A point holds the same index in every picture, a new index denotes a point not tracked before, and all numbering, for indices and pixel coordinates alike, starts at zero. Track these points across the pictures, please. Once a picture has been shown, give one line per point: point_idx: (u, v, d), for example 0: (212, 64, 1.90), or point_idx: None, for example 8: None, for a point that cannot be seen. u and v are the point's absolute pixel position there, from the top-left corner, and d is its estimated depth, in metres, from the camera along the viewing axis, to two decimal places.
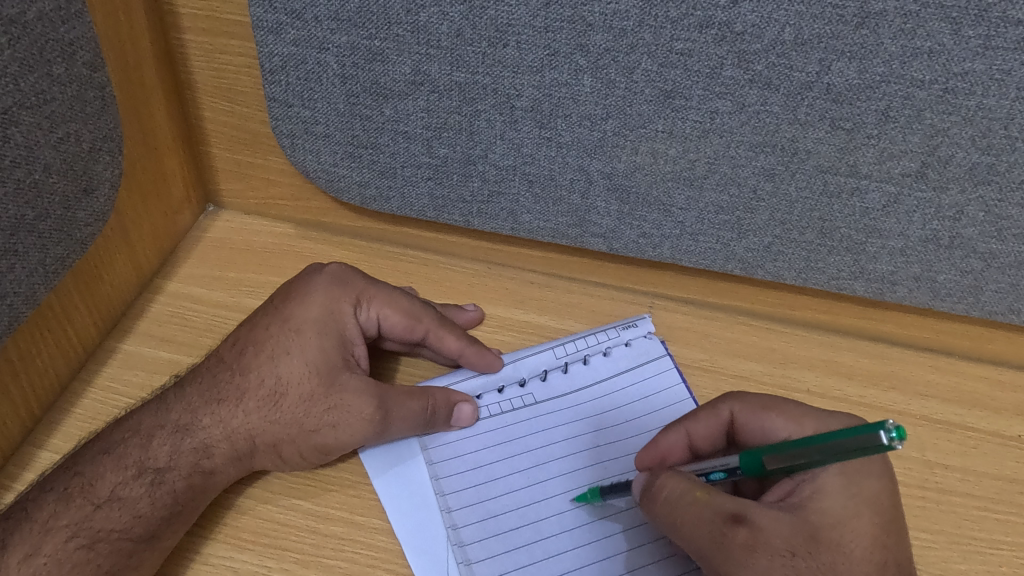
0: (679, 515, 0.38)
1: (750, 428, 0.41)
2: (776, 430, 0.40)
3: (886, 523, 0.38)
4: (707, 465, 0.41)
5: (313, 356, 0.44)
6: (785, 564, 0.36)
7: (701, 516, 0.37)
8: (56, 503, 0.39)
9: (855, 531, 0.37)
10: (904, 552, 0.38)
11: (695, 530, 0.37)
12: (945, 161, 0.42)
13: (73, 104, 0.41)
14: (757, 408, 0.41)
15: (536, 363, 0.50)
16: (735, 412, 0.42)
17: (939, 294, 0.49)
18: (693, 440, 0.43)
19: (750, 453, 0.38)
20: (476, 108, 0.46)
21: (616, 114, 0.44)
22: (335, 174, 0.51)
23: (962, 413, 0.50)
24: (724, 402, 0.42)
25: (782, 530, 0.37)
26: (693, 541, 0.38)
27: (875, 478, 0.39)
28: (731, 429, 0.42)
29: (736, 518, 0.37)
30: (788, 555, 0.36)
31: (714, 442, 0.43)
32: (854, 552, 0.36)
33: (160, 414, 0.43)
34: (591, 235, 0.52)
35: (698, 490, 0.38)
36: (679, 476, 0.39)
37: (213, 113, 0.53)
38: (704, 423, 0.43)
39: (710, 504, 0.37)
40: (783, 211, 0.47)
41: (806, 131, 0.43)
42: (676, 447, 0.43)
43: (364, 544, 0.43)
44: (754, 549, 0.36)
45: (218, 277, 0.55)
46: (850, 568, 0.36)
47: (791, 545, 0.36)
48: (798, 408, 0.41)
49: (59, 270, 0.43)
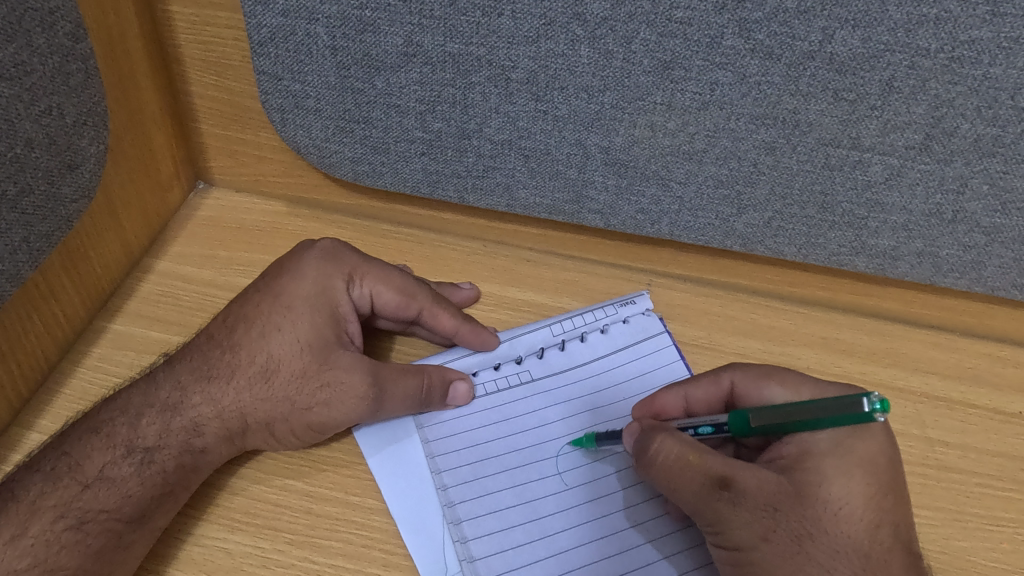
0: (670, 478, 0.38)
1: (748, 397, 0.41)
2: (774, 399, 0.40)
3: (880, 484, 0.37)
4: (696, 420, 0.41)
5: (305, 332, 0.43)
6: (766, 519, 0.36)
7: (692, 479, 0.37)
8: (42, 483, 0.39)
9: (845, 490, 0.36)
10: (901, 514, 0.37)
11: (686, 491, 0.37)
12: (950, 132, 0.41)
13: (55, 76, 0.40)
14: (759, 375, 0.41)
15: (533, 341, 0.49)
16: (735, 381, 0.42)
17: (942, 270, 0.48)
18: (690, 405, 0.43)
19: (739, 410, 0.38)
20: (470, 80, 0.45)
21: (614, 86, 0.43)
22: (327, 149, 0.50)
23: (962, 390, 0.50)
24: (725, 371, 0.42)
25: (767, 487, 0.36)
26: (686, 500, 0.38)
27: (873, 439, 0.38)
28: (730, 399, 0.42)
29: (723, 482, 0.36)
30: (770, 510, 0.36)
31: (714, 410, 0.43)
32: (841, 510, 0.36)
33: (149, 392, 0.42)
34: (588, 212, 0.51)
35: (691, 453, 0.37)
36: (676, 437, 0.38)
37: (201, 87, 0.52)
38: (704, 387, 0.42)
39: (700, 469, 0.37)
40: (783, 185, 0.46)
41: (809, 103, 0.42)
42: (673, 409, 0.43)
43: (359, 524, 0.42)
44: (738, 506, 0.36)
45: (209, 256, 0.54)
46: (835, 526, 0.36)
47: (774, 501, 0.36)
48: (797, 377, 0.41)
49: (44, 248, 0.42)
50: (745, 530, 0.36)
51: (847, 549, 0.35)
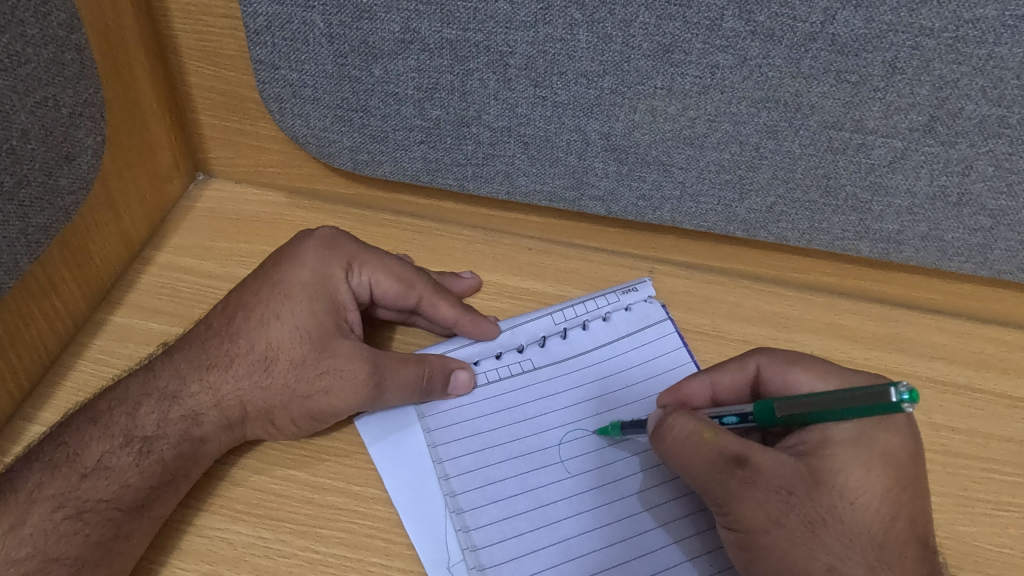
0: (684, 455, 0.38)
1: (774, 381, 0.41)
2: (798, 384, 0.40)
3: (900, 476, 0.36)
4: (721, 410, 0.40)
5: (304, 320, 0.43)
6: (779, 502, 0.36)
7: (707, 456, 0.37)
8: (41, 473, 0.39)
9: (863, 480, 0.36)
10: (920, 507, 0.36)
11: (698, 468, 0.37)
12: (955, 113, 0.41)
13: (50, 66, 0.40)
14: (785, 360, 0.40)
15: (534, 330, 0.49)
16: (761, 365, 0.41)
17: (947, 254, 0.48)
18: (717, 392, 0.42)
19: (763, 400, 0.37)
20: (468, 67, 0.44)
21: (613, 70, 0.43)
22: (325, 138, 0.50)
23: (968, 374, 0.49)
24: (751, 356, 0.42)
25: (782, 470, 0.36)
26: (697, 477, 0.37)
27: (895, 431, 0.37)
28: (756, 384, 0.42)
29: (739, 459, 0.36)
30: (784, 493, 0.36)
31: (740, 397, 0.42)
32: (858, 500, 0.35)
33: (148, 382, 0.42)
34: (588, 199, 0.51)
35: (707, 431, 0.37)
36: (692, 416, 0.38)
37: (199, 77, 0.52)
38: (730, 373, 0.42)
39: (716, 446, 0.37)
40: (786, 169, 0.46)
41: (811, 85, 0.41)
42: (699, 397, 0.42)
43: (361, 513, 0.42)
44: (752, 486, 0.36)
45: (208, 247, 0.54)
46: (850, 515, 0.35)
47: (789, 484, 0.36)
48: (824, 365, 0.40)
49: (42, 240, 0.42)
50: (757, 512, 0.36)
51: (861, 539, 0.35)
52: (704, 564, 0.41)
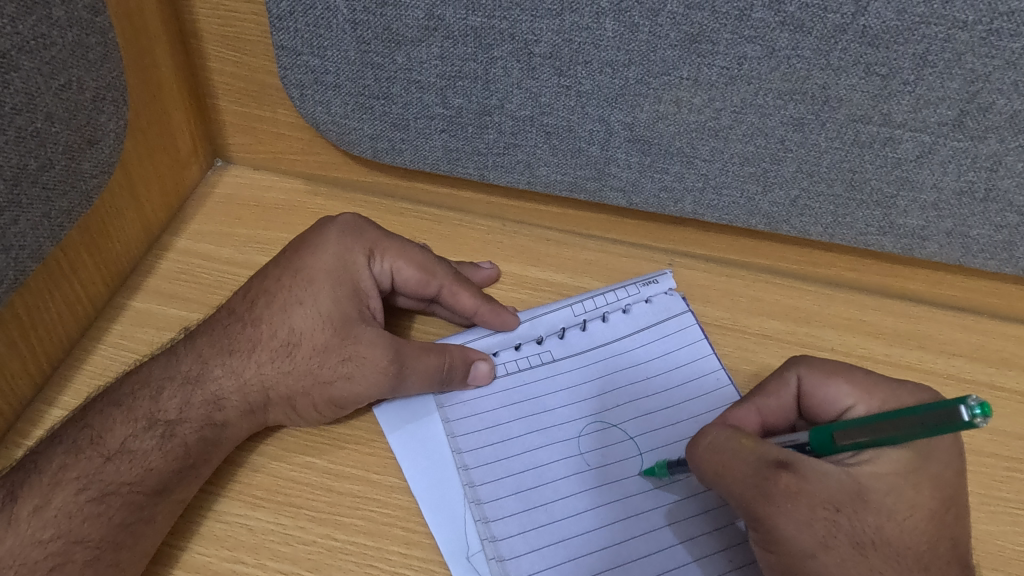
0: (721, 461, 0.37)
1: (814, 396, 0.40)
2: (840, 396, 0.39)
3: (945, 499, 0.36)
4: (778, 439, 0.39)
5: (327, 306, 0.43)
6: (827, 519, 0.35)
7: (746, 461, 0.36)
8: (65, 455, 0.39)
9: (912, 503, 0.35)
10: (959, 529, 0.36)
11: (737, 475, 0.36)
12: (985, 108, 0.40)
13: (74, 49, 0.40)
14: (824, 372, 0.40)
15: (554, 320, 0.49)
16: (801, 376, 0.41)
17: (972, 251, 0.47)
18: (766, 418, 0.41)
19: (819, 428, 0.36)
20: (492, 55, 0.44)
21: (639, 60, 0.42)
22: (346, 126, 0.50)
23: (990, 372, 0.49)
24: (790, 369, 0.41)
25: (828, 484, 0.35)
26: (734, 485, 0.36)
27: (943, 454, 0.37)
28: (799, 400, 0.41)
29: (782, 464, 0.36)
30: (831, 509, 0.35)
31: (787, 418, 0.41)
32: (905, 521, 0.35)
33: (171, 366, 0.42)
34: (610, 189, 0.51)
35: (744, 437, 0.37)
36: (727, 427, 0.38)
37: (219, 63, 0.51)
38: (773, 396, 0.41)
39: (754, 451, 0.36)
40: (811, 162, 0.45)
41: (839, 78, 0.41)
42: (750, 425, 0.41)
43: (381, 502, 0.42)
44: (798, 497, 0.35)
45: (227, 233, 0.54)
46: (897, 535, 0.35)
47: (836, 501, 0.35)
48: (867, 376, 0.40)
49: (65, 224, 0.42)
50: (804, 532, 0.34)
51: (907, 559, 0.34)
52: (720, 561, 0.40)
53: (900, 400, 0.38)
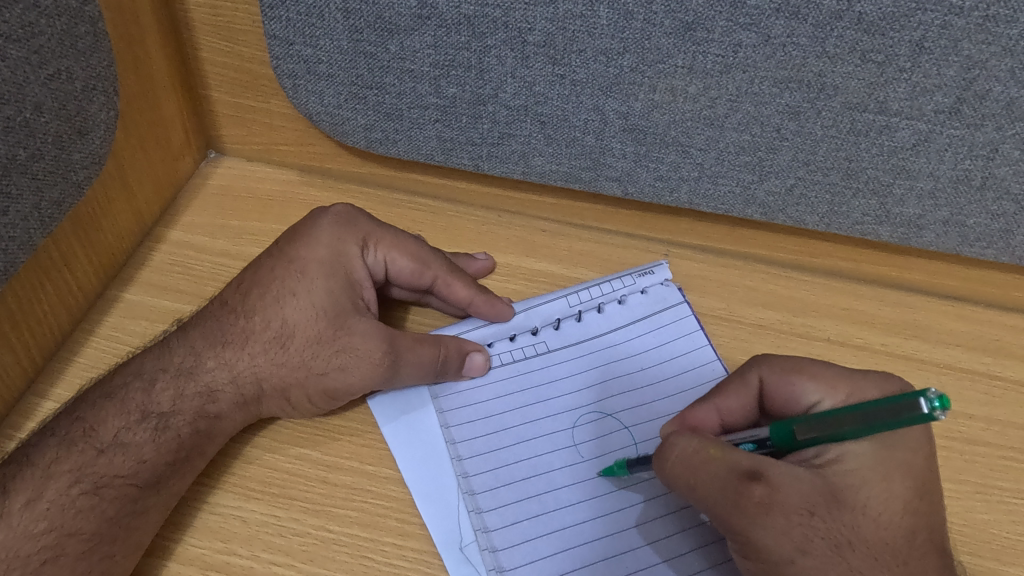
0: (692, 475, 0.36)
1: (779, 393, 0.39)
2: (806, 395, 0.38)
3: (919, 488, 0.36)
4: (738, 436, 0.39)
5: (320, 297, 0.43)
6: (803, 525, 0.34)
7: (716, 473, 0.36)
8: (57, 448, 0.39)
9: (885, 495, 0.35)
10: (935, 516, 0.36)
11: (709, 489, 0.36)
12: (982, 95, 0.40)
13: (63, 38, 0.40)
14: (787, 370, 0.39)
15: (549, 312, 0.49)
16: (763, 378, 0.40)
17: (968, 240, 0.47)
18: (725, 418, 0.41)
19: (780, 422, 0.37)
20: (486, 43, 0.44)
21: (634, 48, 0.42)
22: (339, 116, 0.49)
23: (986, 362, 0.49)
24: (750, 369, 0.40)
25: (800, 488, 0.35)
26: (708, 499, 0.36)
27: (910, 440, 0.37)
28: (762, 398, 0.40)
29: (752, 475, 0.35)
30: (806, 514, 0.34)
31: (748, 419, 0.41)
32: (881, 516, 0.35)
33: (163, 358, 0.42)
34: (605, 179, 0.50)
35: (712, 448, 0.36)
36: (694, 435, 0.37)
37: (212, 53, 0.51)
38: (734, 395, 0.40)
39: (724, 463, 0.36)
40: (807, 151, 0.45)
41: (835, 65, 0.40)
42: (709, 425, 0.40)
43: (375, 493, 0.42)
44: (771, 507, 0.34)
45: (221, 225, 0.54)
46: (874, 531, 0.35)
47: (811, 504, 0.35)
48: (830, 370, 0.39)
49: (55, 215, 0.42)
50: (780, 539, 0.34)
51: (886, 555, 0.34)
52: (714, 552, 0.40)
53: (867, 391, 0.38)
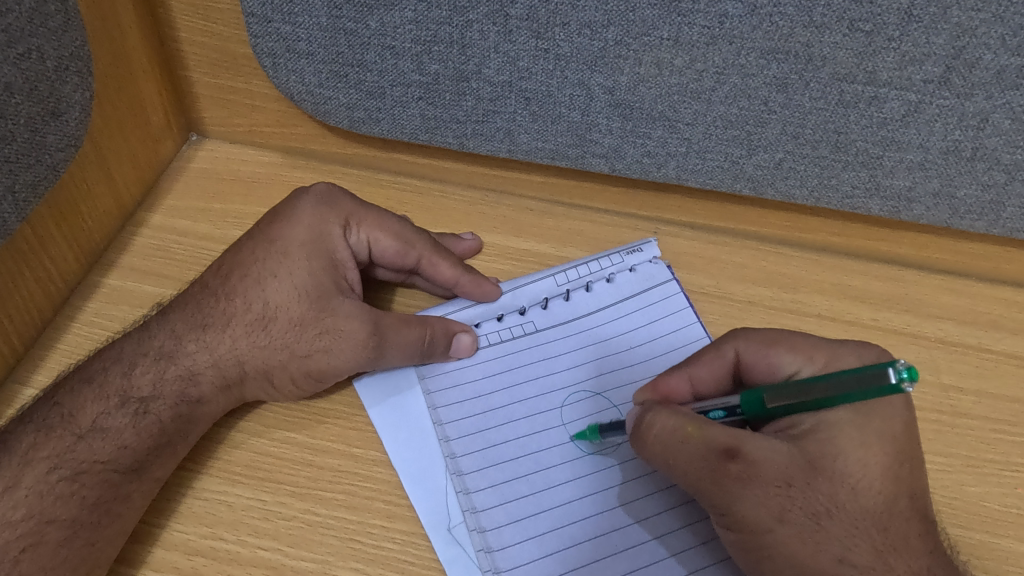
0: (670, 453, 0.36)
1: (756, 366, 0.39)
2: (784, 365, 0.38)
3: (897, 454, 0.35)
4: (706, 403, 0.38)
5: (302, 278, 0.42)
6: (780, 496, 0.34)
7: (695, 452, 0.35)
8: (36, 434, 0.38)
9: (862, 463, 0.35)
10: (918, 481, 0.36)
11: (688, 466, 0.35)
12: (972, 64, 0.39)
13: (32, 16, 0.39)
14: (764, 343, 0.39)
15: (536, 291, 0.48)
16: (739, 352, 0.39)
17: (959, 212, 0.47)
18: (697, 387, 0.40)
19: (750, 390, 0.36)
20: (468, 18, 0.43)
21: (618, 20, 0.41)
22: (320, 96, 0.48)
23: (978, 335, 0.48)
24: (726, 342, 0.40)
25: (777, 460, 0.35)
26: (687, 476, 0.36)
27: (887, 407, 0.36)
28: (737, 370, 0.40)
29: (729, 452, 0.35)
30: (783, 486, 0.34)
31: (720, 388, 0.40)
32: (858, 484, 0.35)
33: (143, 342, 0.41)
34: (591, 156, 0.50)
35: (690, 425, 0.35)
36: (672, 410, 0.37)
37: (190, 33, 0.50)
38: (708, 366, 0.40)
39: (702, 441, 0.35)
40: (795, 124, 0.44)
41: (823, 35, 0.40)
42: (680, 392, 0.40)
43: (362, 476, 0.41)
44: (749, 482, 0.34)
45: (204, 208, 0.53)
46: (852, 499, 0.34)
47: (788, 476, 0.34)
48: (806, 340, 0.38)
49: (31, 199, 0.42)
50: (759, 510, 0.34)
51: (865, 523, 0.34)
52: (702, 530, 0.40)
53: (843, 358, 0.37)
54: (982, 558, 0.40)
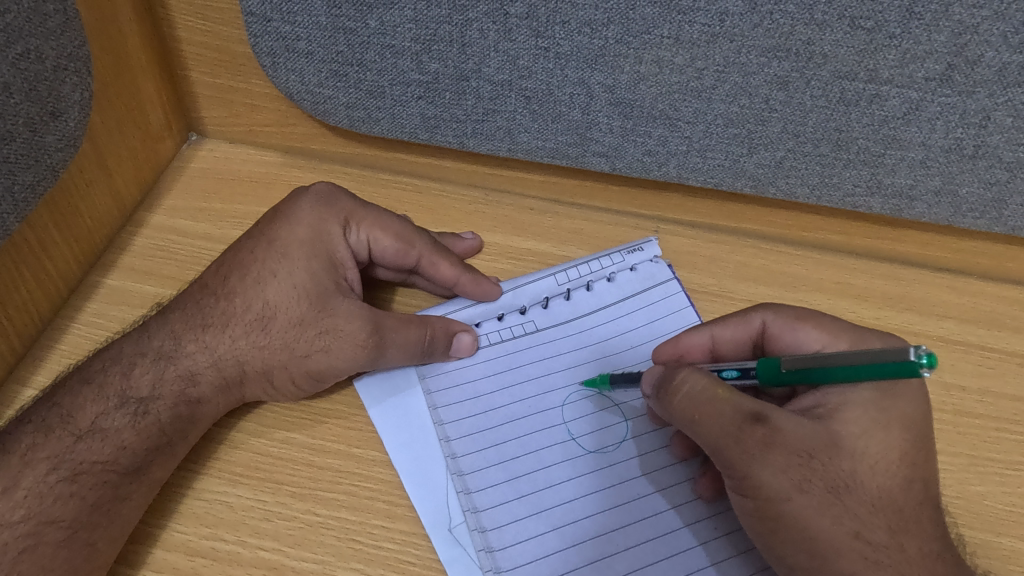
0: (697, 411, 0.36)
1: (782, 339, 0.41)
2: (809, 341, 0.40)
3: (915, 440, 0.36)
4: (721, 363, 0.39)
5: (301, 279, 0.42)
6: (801, 466, 0.35)
7: (722, 412, 0.36)
8: (34, 435, 0.38)
9: (882, 444, 0.36)
10: (932, 468, 0.37)
11: (712, 427, 0.36)
12: (973, 61, 0.39)
13: (31, 17, 0.39)
14: (793, 318, 0.40)
15: (537, 291, 0.48)
16: (767, 321, 0.41)
17: (961, 210, 0.46)
18: (716, 343, 0.43)
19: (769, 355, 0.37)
20: (467, 16, 0.43)
21: (618, 19, 0.41)
22: (320, 95, 0.48)
23: (980, 333, 0.48)
24: (756, 311, 0.42)
25: (800, 432, 0.35)
26: (708, 436, 0.36)
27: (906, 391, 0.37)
28: (760, 339, 0.42)
29: (756, 416, 0.35)
30: (805, 456, 0.35)
31: (738, 350, 0.42)
32: (877, 464, 0.35)
33: (143, 342, 0.41)
34: (592, 155, 0.49)
35: (721, 388, 0.36)
36: (703, 373, 0.37)
37: (189, 33, 0.50)
38: (734, 328, 0.42)
39: (731, 402, 0.36)
40: (797, 122, 0.44)
41: (824, 33, 0.40)
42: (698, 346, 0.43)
43: (363, 476, 0.41)
44: (773, 448, 0.35)
45: (203, 209, 0.53)
46: (870, 478, 0.35)
47: (810, 447, 0.35)
48: (835, 322, 0.40)
49: (31, 199, 0.42)
50: (780, 477, 0.35)
51: (882, 503, 0.35)
52: (703, 530, 0.40)
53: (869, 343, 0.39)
54: (985, 557, 0.40)
